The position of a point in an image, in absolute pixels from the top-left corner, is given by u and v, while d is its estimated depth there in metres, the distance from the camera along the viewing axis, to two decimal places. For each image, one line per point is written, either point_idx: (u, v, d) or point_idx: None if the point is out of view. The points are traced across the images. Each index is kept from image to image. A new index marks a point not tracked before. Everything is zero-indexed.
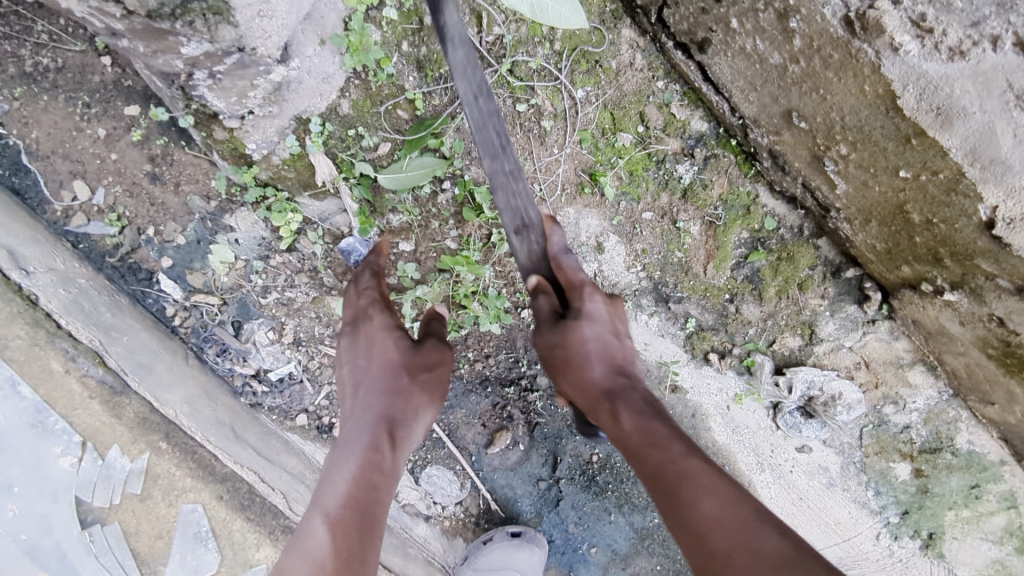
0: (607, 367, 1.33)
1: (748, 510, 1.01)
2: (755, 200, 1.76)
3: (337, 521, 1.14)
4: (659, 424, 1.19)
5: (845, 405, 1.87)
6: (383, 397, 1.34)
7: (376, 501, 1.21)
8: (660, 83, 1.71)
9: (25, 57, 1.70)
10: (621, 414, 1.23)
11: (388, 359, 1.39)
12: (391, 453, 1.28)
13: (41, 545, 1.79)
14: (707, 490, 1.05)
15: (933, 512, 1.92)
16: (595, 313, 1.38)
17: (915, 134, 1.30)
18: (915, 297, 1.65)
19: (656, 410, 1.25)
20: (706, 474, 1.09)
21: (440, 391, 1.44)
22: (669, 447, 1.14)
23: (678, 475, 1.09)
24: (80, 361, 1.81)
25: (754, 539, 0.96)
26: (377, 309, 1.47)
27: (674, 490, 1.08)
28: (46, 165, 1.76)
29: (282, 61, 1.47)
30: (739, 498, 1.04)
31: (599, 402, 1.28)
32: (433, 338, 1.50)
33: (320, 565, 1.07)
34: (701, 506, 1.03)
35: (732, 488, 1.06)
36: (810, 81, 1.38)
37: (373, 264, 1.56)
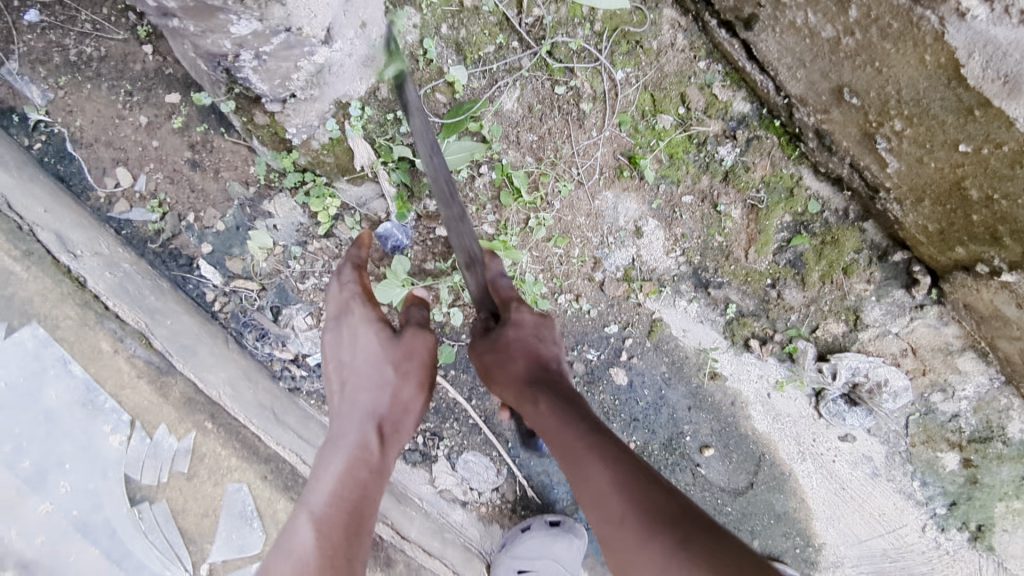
0: (529, 362, 1.35)
1: (642, 479, 1.10)
2: (798, 182, 1.72)
3: (324, 520, 1.17)
4: (574, 408, 1.24)
5: (891, 393, 1.82)
6: (369, 391, 1.34)
7: (363, 498, 1.23)
8: (701, 64, 1.68)
9: (70, 46, 1.76)
10: (539, 399, 1.26)
11: (372, 352, 1.38)
12: (380, 449, 1.29)
13: (93, 521, 1.78)
14: (603, 459, 1.13)
15: (983, 503, 1.87)
16: (522, 322, 1.39)
17: (978, 105, 1.28)
18: (968, 279, 1.62)
19: (571, 396, 1.29)
20: (607, 445, 1.16)
21: (427, 380, 1.42)
22: (579, 420, 1.21)
23: (586, 449, 1.16)
24: (128, 342, 1.80)
25: (647, 503, 1.05)
26: (358, 303, 1.45)
27: (578, 458, 1.16)
28: (89, 153, 1.79)
29: (326, 42, 1.45)
30: (632, 466, 1.12)
31: (521, 392, 1.31)
32: (417, 325, 1.45)
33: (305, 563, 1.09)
34: (598, 472, 1.12)
35: (630, 458, 1.14)
36: (865, 53, 1.36)
37: (353, 256, 1.51)
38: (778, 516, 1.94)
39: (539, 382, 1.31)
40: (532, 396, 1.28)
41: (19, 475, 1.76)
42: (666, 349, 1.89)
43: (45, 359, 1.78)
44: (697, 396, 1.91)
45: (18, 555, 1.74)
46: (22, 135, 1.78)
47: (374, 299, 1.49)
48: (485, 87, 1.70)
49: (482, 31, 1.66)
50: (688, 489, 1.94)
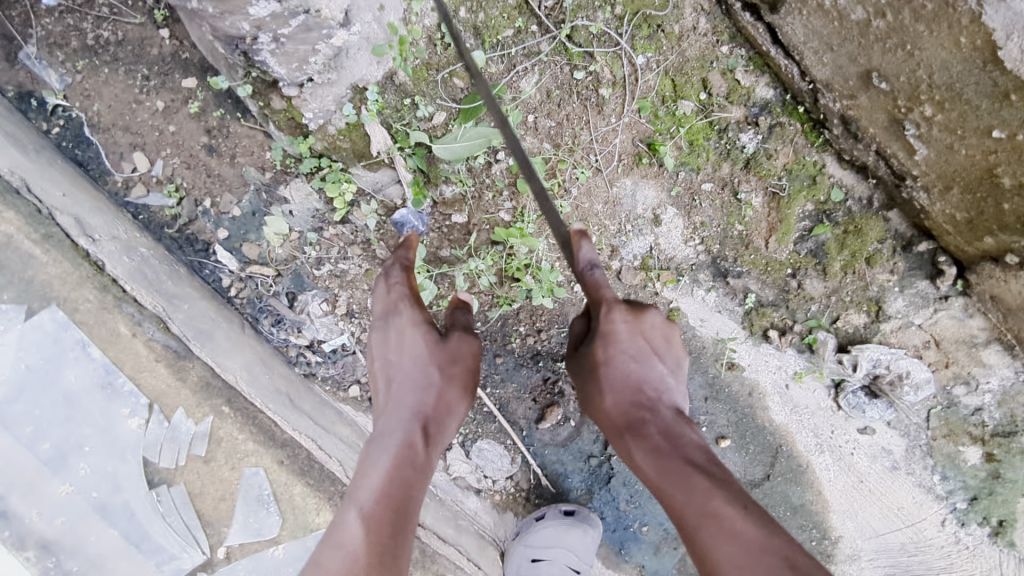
0: (619, 395, 1.29)
1: (775, 560, 0.92)
2: (822, 170, 1.69)
3: (371, 516, 1.12)
4: (673, 457, 1.15)
5: (914, 385, 1.79)
6: (415, 391, 1.34)
7: (409, 496, 1.19)
8: (724, 48, 1.65)
9: (86, 30, 1.75)
10: (635, 450, 1.21)
11: (419, 352, 1.39)
12: (424, 449, 1.27)
13: (112, 503, 1.80)
14: (723, 536, 0.98)
15: (1006, 499, 1.84)
16: (613, 334, 1.32)
17: (1014, 89, 1.26)
18: (996, 271, 1.59)
19: (673, 441, 1.19)
20: (729, 511, 1.01)
21: (470, 385, 1.43)
22: (690, 484, 1.08)
23: (699, 515, 1.03)
24: (146, 326, 1.82)
25: None
26: (406, 304, 1.44)
27: (696, 530, 1.02)
28: (107, 138, 1.79)
29: (344, 24, 1.51)
30: (765, 545, 0.95)
31: (618, 435, 1.27)
32: (461, 329, 1.48)
33: (354, 557, 1.05)
34: (724, 553, 0.97)
35: (759, 530, 0.97)
36: (896, 36, 1.34)
37: (403, 257, 1.52)
38: (794, 508, 1.94)
39: (632, 421, 1.25)
40: (627, 445, 1.23)
41: (39, 456, 1.78)
42: (683, 339, 1.87)
43: (64, 342, 1.80)
44: (714, 386, 1.89)
45: (38, 534, 1.76)
46: (40, 119, 1.79)
47: (420, 301, 1.49)
48: (504, 72, 1.69)
49: (501, 15, 1.64)
50: None
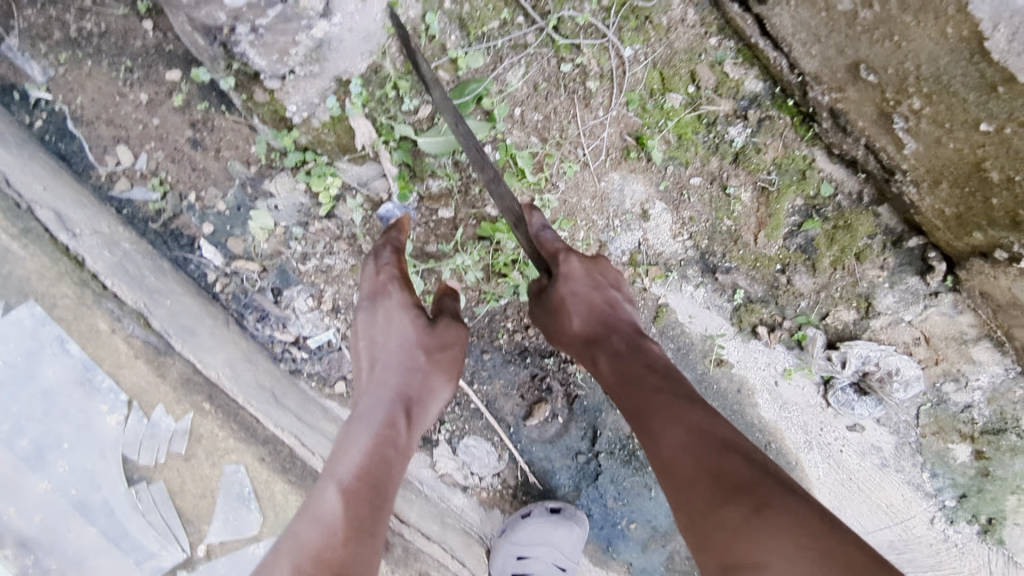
0: (586, 316, 1.38)
1: (711, 438, 1.05)
2: (811, 164, 1.67)
3: (350, 491, 1.12)
4: (630, 362, 1.26)
5: (903, 382, 1.78)
6: (399, 374, 1.34)
7: (387, 476, 1.20)
8: (713, 40, 1.63)
9: (70, 22, 1.73)
10: (597, 360, 1.31)
11: (406, 337, 1.38)
12: (405, 430, 1.28)
13: (91, 500, 1.78)
14: (670, 422, 1.09)
15: (994, 496, 1.83)
16: (571, 273, 1.39)
17: (1002, 81, 1.25)
18: (986, 266, 1.57)
19: (634, 350, 1.30)
20: (676, 404, 1.13)
21: (455, 370, 1.43)
22: (645, 385, 1.19)
23: (648, 407, 1.14)
24: (125, 322, 1.78)
25: (720, 465, 1.00)
26: (395, 286, 1.43)
27: (647, 423, 1.13)
28: (90, 131, 1.78)
29: (324, 15, 1.49)
30: (705, 425, 1.07)
31: (584, 353, 1.36)
32: (450, 317, 1.48)
33: (332, 531, 1.05)
34: (671, 436, 1.08)
35: (702, 418, 1.09)
36: (884, 27, 1.32)
37: (393, 239, 1.53)
38: None
39: (599, 335, 1.35)
40: (594, 358, 1.32)
41: (17, 452, 1.76)
42: (672, 336, 1.85)
43: (42, 338, 1.78)
44: (702, 383, 1.88)
45: (16, 532, 1.75)
46: (23, 112, 1.77)
47: (410, 284, 1.48)
48: (491, 65, 1.66)
49: (486, 6, 1.62)
50: None
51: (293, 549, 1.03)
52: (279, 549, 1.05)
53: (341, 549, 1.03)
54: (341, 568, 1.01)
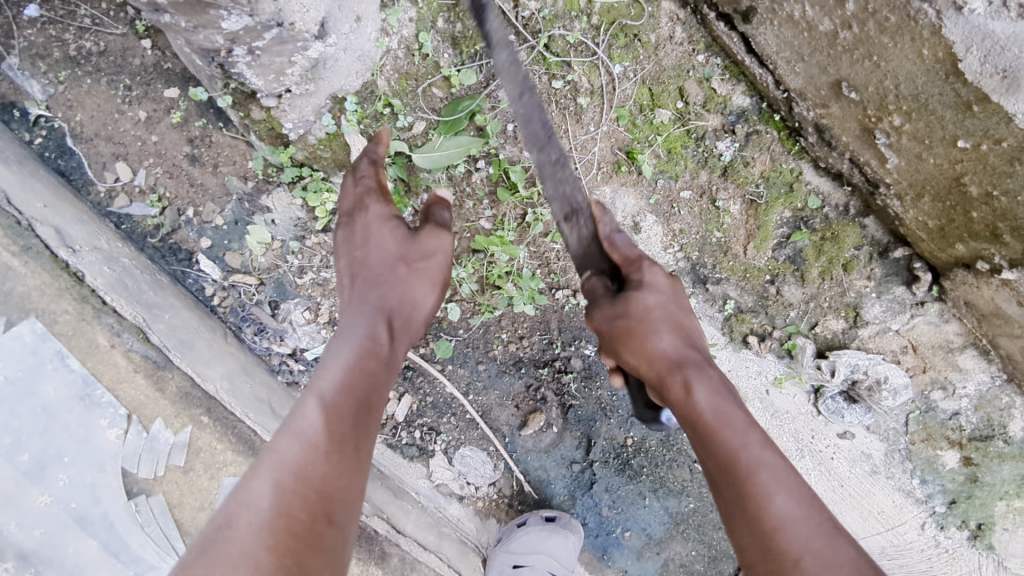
0: (676, 336, 1.27)
1: (822, 520, 1.01)
2: (798, 177, 1.71)
3: (332, 405, 1.09)
4: (728, 403, 1.17)
5: (892, 390, 1.80)
6: (380, 288, 1.32)
7: (371, 388, 1.17)
8: (700, 57, 1.67)
9: (69, 41, 1.75)
10: (692, 385, 1.19)
11: (386, 250, 1.38)
12: (388, 343, 1.26)
13: (91, 513, 1.80)
14: (777, 488, 1.04)
15: (983, 502, 1.86)
16: (656, 285, 1.34)
17: (977, 101, 1.28)
18: (968, 277, 1.61)
19: (728, 389, 1.21)
20: (781, 469, 1.07)
21: (439, 277, 1.42)
22: (745, 434, 1.11)
23: (750, 462, 1.07)
24: (124, 337, 1.83)
25: (833, 553, 0.97)
26: (373, 200, 1.43)
27: (744, 478, 1.06)
28: (89, 148, 1.80)
29: (320, 36, 1.49)
30: (813, 502, 1.04)
31: (665, 372, 1.23)
32: (434, 225, 1.45)
33: (313, 444, 1.03)
34: (776, 502, 1.03)
35: (807, 493, 1.05)
36: (863, 47, 1.35)
37: (370, 152, 1.50)
38: None
39: (690, 360, 1.24)
40: (684, 380, 1.20)
41: (19, 467, 1.78)
42: None
43: (42, 354, 1.80)
44: None
45: (17, 546, 1.77)
46: (23, 129, 1.78)
47: (389, 197, 1.48)
48: (484, 82, 1.69)
49: None
50: (686, 484, 1.96)
51: (272, 463, 1.00)
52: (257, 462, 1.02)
53: (323, 465, 1.02)
54: (322, 484, 1.01)
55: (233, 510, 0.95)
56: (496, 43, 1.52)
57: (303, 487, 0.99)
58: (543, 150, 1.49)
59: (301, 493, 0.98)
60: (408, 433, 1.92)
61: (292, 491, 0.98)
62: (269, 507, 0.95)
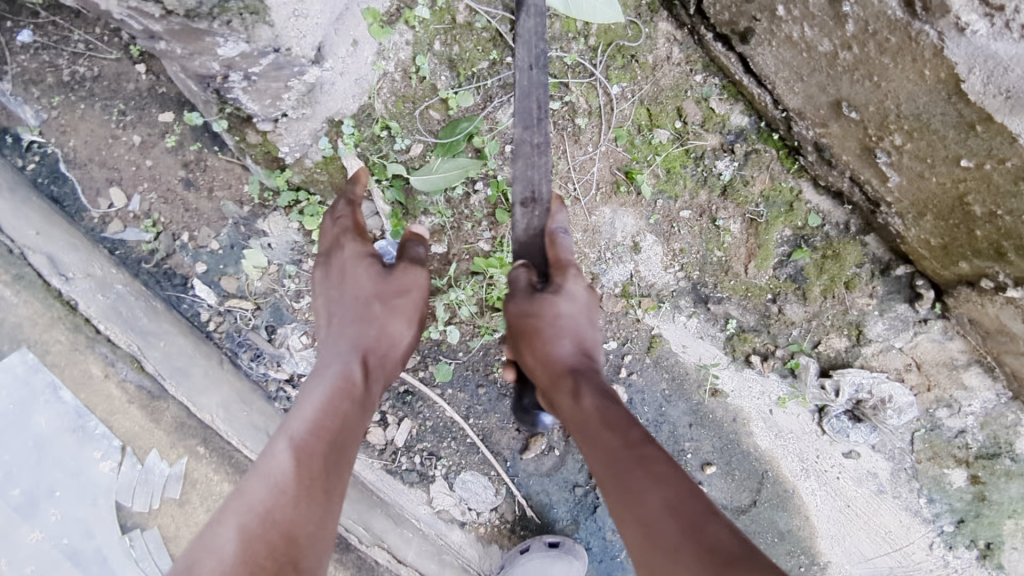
0: (571, 345, 1.32)
1: (697, 506, 1.00)
2: (798, 196, 1.70)
3: (303, 447, 1.15)
4: (617, 404, 1.20)
5: (896, 409, 1.79)
6: (354, 327, 1.38)
7: (344, 428, 1.23)
8: (698, 77, 1.67)
9: (62, 66, 1.74)
10: (581, 390, 1.21)
11: (361, 288, 1.41)
12: (364, 381, 1.31)
13: (83, 548, 1.76)
14: (653, 479, 1.04)
15: (992, 521, 1.84)
16: (574, 293, 1.34)
17: (980, 121, 1.27)
18: (972, 294, 1.60)
19: (615, 394, 1.24)
20: (662, 465, 1.07)
21: (415, 312, 1.45)
22: (628, 432, 1.13)
23: (631, 457, 1.09)
24: (118, 366, 1.79)
25: (704, 535, 0.95)
26: (347, 238, 1.47)
27: (628, 473, 1.07)
28: (83, 174, 1.77)
29: (316, 61, 1.47)
30: (691, 493, 1.03)
31: (559, 379, 1.26)
32: (409, 260, 1.47)
33: (282, 489, 1.09)
34: (650, 492, 1.03)
35: (685, 481, 1.04)
36: (863, 68, 1.35)
37: (348, 192, 1.53)
38: (781, 534, 1.91)
39: (580, 368, 1.28)
40: (573, 385, 1.23)
41: (10, 502, 1.74)
42: (666, 366, 1.86)
43: (34, 385, 1.77)
44: (698, 413, 1.88)
45: None
46: (15, 156, 1.76)
47: (366, 234, 1.52)
48: (481, 104, 1.68)
49: (475, 47, 1.64)
50: None
51: (240, 507, 1.07)
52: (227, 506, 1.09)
53: (290, 509, 1.07)
54: (287, 528, 1.06)
55: (198, 556, 1.01)
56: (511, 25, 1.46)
57: (267, 530, 1.04)
58: (528, 130, 1.39)
59: (265, 538, 1.03)
60: (408, 459, 1.89)
61: (256, 536, 1.03)
62: (234, 551, 1.01)
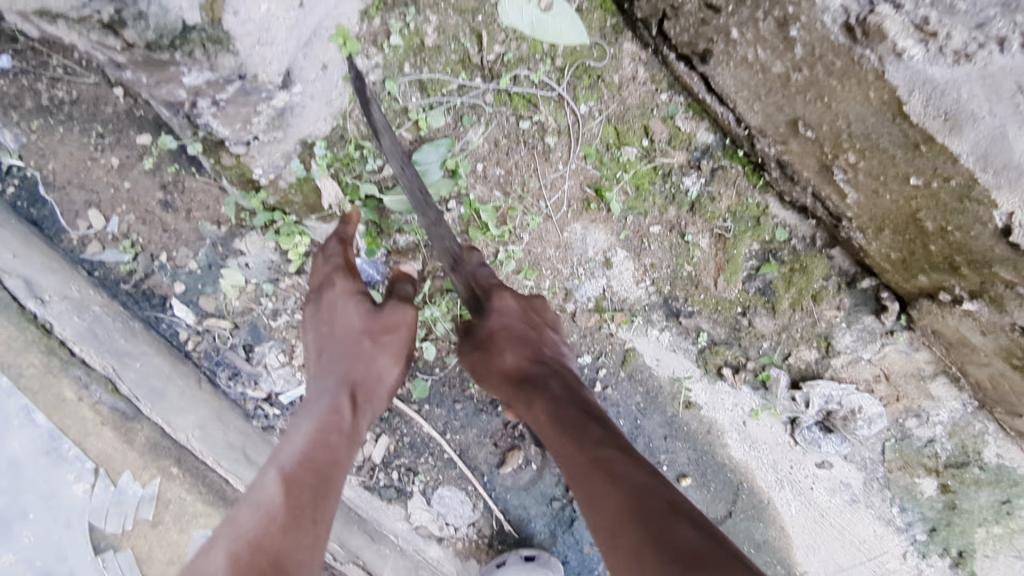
0: (520, 354, 1.36)
1: (658, 500, 1.06)
2: (765, 211, 1.73)
3: (292, 477, 1.17)
4: (573, 408, 1.26)
5: (867, 419, 1.81)
6: (344, 361, 1.38)
7: (333, 461, 1.24)
8: (664, 95, 1.69)
9: (42, 91, 1.76)
10: (534, 403, 1.29)
11: (351, 322, 1.40)
12: (352, 415, 1.32)
13: (56, 570, 1.79)
14: (612, 482, 1.10)
15: (963, 529, 1.87)
16: (506, 308, 1.39)
17: (924, 140, 1.30)
18: (933, 307, 1.62)
19: (570, 395, 1.29)
20: (620, 464, 1.13)
21: (405, 348, 1.44)
22: (587, 436, 1.19)
23: (592, 466, 1.14)
24: (92, 389, 1.82)
25: (667, 534, 1.00)
26: (339, 275, 1.45)
27: (589, 479, 1.13)
28: (62, 196, 1.80)
29: (284, 86, 1.52)
30: (650, 488, 1.09)
31: (515, 391, 1.33)
32: (399, 298, 1.45)
33: (271, 517, 1.10)
34: (611, 495, 1.08)
35: (643, 477, 1.11)
36: (815, 89, 1.39)
37: (340, 231, 1.54)
38: (757, 545, 1.94)
39: (532, 375, 1.34)
40: (526, 398, 1.30)
41: None
42: (640, 379, 1.88)
43: (8, 409, 1.79)
44: (673, 425, 1.90)
45: None
46: None
47: (356, 272, 1.50)
48: (452, 123, 1.70)
49: (445, 69, 1.65)
50: None
51: (232, 536, 1.08)
52: (218, 536, 1.10)
53: (279, 536, 1.08)
54: (278, 555, 1.06)
55: None
56: (380, 128, 1.58)
57: (257, 557, 1.04)
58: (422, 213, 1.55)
59: (254, 563, 1.03)
60: (385, 475, 1.90)
61: (246, 561, 1.03)
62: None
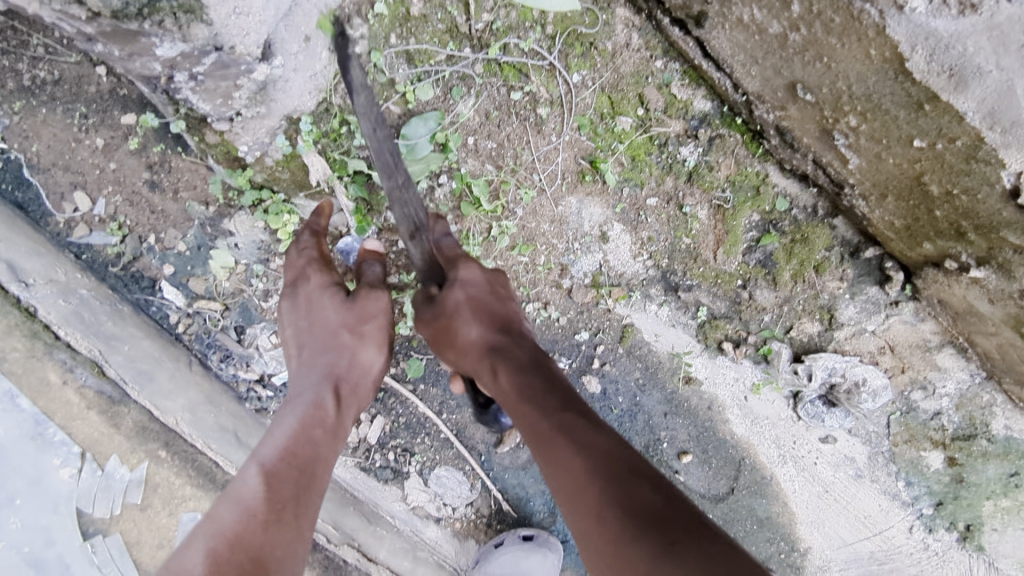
0: (484, 326, 1.33)
1: (617, 462, 1.04)
2: (764, 180, 1.68)
3: (273, 472, 1.13)
4: (533, 371, 1.23)
5: (871, 392, 1.78)
6: (325, 356, 1.36)
7: (316, 456, 1.21)
8: (659, 63, 1.64)
9: (23, 71, 1.71)
10: (497, 371, 1.25)
11: (330, 317, 1.40)
12: (335, 410, 1.30)
13: (45, 556, 1.77)
14: (570, 446, 1.08)
15: (970, 503, 1.83)
16: (470, 279, 1.37)
17: (927, 100, 1.24)
18: (939, 275, 1.58)
19: (536, 363, 1.25)
20: (577, 423, 1.11)
21: (384, 337, 1.44)
22: (546, 402, 1.16)
23: (552, 430, 1.11)
24: (78, 372, 1.80)
25: (626, 499, 0.98)
26: (314, 269, 1.47)
27: (549, 445, 1.11)
28: (47, 178, 1.76)
29: (263, 58, 1.47)
30: (602, 449, 1.06)
31: (481, 361, 1.29)
32: (372, 286, 1.48)
33: (252, 513, 1.06)
34: (573, 461, 1.06)
35: (600, 436, 1.08)
36: (813, 49, 1.33)
37: (312, 224, 1.55)
38: (760, 521, 1.90)
39: (498, 345, 1.30)
40: (491, 367, 1.26)
41: None
42: (639, 355, 1.85)
43: None
44: (673, 402, 1.87)
45: None
46: None
47: (331, 265, 1.52)
48: (441, 96, 1.64)
49: (432, 40, 1.59)
50: None
51: (211, 531, 1.03)
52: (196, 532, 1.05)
53: (260, 533, 1.04)
54: (258, 551, 1.02)
55: None
56: (355, 88, 1.34)
57: (237, 555, 1.00)
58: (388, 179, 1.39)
59: (235, 560, 0.99)
60: (382, 456, 1.88)
61: (226, 559, 0.99)
62: None
